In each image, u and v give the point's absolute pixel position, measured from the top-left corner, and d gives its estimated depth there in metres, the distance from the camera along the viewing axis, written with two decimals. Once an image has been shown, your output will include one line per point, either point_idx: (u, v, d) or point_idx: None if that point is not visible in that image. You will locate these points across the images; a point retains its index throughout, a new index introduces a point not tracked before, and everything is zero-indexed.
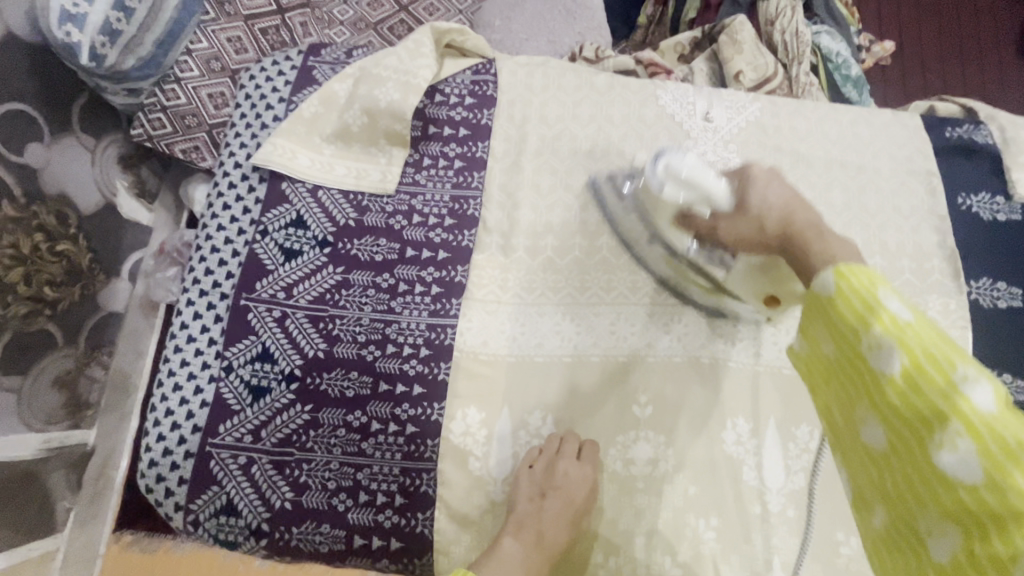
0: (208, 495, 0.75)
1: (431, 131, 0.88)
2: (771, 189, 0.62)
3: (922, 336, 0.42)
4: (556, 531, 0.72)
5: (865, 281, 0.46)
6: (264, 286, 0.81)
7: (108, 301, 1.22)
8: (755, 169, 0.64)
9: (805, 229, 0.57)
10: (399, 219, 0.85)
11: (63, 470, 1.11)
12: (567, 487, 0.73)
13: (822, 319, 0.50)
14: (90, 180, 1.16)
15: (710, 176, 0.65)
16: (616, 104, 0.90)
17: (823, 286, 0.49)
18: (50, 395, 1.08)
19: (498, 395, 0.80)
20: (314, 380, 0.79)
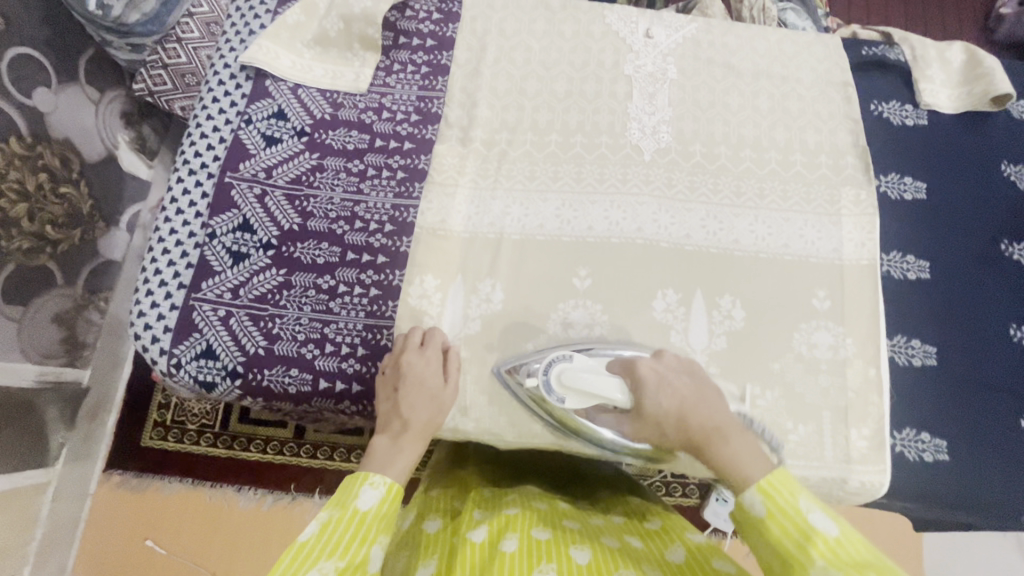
0: (190, 340, 0.83)
1: (401, 41, 0.99)
2: (662, 392, 0.70)
3: (853, 561, 0.49)
4: (422, 414, 0.74)
5: (790, 499, 0.54)
6: (247, 167, 0.91)
7: (107, 249, 1.38)
8: (640, 363, 0.73)
9: (704, 433, 0.65)
10: (370, 115, 0.95)
11: (59, 406, 1.28)
12: (414, 376, 0.77)
13: (761, 542, 0.55)
14: (95, 130, 1.29)
15: (598, 382, 0.72)
16: (568, 22, 1.00)
17: (753, 506, 0.56)
18: (48, 330, 1.23)
19: (453, 266, 0.89)
20: (289, 249, 0.88)
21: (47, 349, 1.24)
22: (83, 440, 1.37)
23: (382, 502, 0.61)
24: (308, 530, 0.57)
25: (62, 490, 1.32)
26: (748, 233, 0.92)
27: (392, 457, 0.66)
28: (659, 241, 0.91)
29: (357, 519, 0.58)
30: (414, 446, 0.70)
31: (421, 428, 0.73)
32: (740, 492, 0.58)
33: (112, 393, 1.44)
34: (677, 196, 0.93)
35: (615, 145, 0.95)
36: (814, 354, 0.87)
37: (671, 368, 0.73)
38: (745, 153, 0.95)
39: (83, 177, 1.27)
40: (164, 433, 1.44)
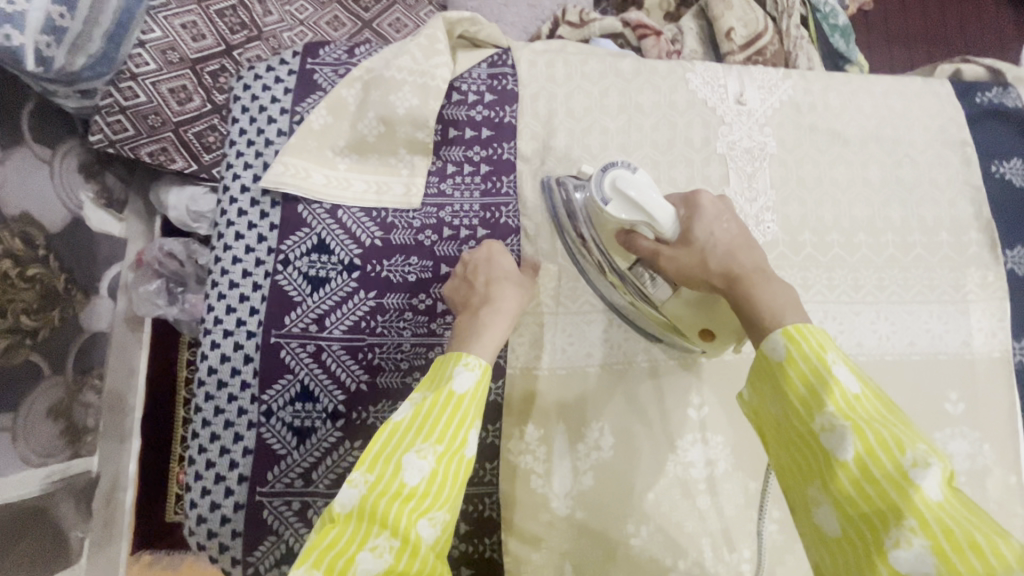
0: (266, 545, 0.72)
1: (452, 134, 0.82)
2: (712, 228, 0.59)
3: (869, 416, 0.45)
4: (511, 298, 0.68)
5: (817, 347, 0.47)
6: (294, 320, 0.76)
7: (90, 321, 1.08)
8: (702, 199, 0.61)
9: (744, 273, 0.56)
10: (429, 234, 0.80)
11: (72, 500, 1.02)
12: (489, 263, 0.71)
13: (770, 385, 0.50)
14: (52, 194, 0.99)
15: (657, 197, 0.60)
16: (646, 91, 0.85)
17: (774, 350, 0.49)
18: (46, 427, 0.96)
19: (553, 410, 0.77)
20: (360, 416, 0.75)
21: (47, 448, 0.97)
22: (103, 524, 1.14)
23: (477, 386, 0.58)
24: (404, 410, 0.56)
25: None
26: (870, 333, 0.82)
27: (478, 335, 0.63)
28: None
29: (453, 405, 0.56)
30: (500, 317, 0.66)
31: (509, 305, 0.67)
32: (764, 337, 0.51)
33: (125, 470, 1.20)
34: None
35: None
36: (951, 466, 0.80)
37: (730, 216, 0.61)
38: (860, 239, 0.84)
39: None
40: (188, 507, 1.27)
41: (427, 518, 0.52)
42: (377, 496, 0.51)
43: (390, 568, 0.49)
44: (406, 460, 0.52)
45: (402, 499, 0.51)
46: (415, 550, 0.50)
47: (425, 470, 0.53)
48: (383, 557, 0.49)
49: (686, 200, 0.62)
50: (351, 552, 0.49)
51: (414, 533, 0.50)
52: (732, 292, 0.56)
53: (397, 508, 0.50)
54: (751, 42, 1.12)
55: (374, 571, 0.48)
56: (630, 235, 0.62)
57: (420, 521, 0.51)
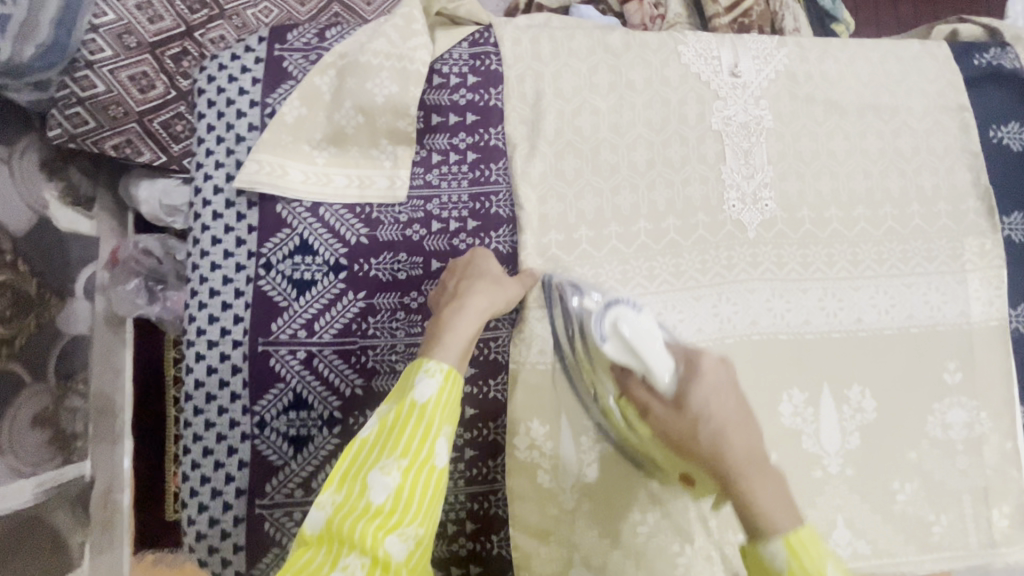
0: (270, 557, 0.71)
1: (435, 121, 0.78)
2: (713, 394, 0.58)
3: None
4: (483, 295, 0.65)
5: (817, 563, 0.51)
6: (281, 327, 0.73)
7: (68, 325, 1.00)
8: (704, 362, 0.58)
9: (739, 465, 0.56)
10: (417, 228, 0.76)
11: (66, 508, 0.96)
12: (467, 266, 0.69)
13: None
14: (13, 193, 0.91)
15: (655, 347, 0.59)
16: (636, 66, 0.81)
17: (774, 559, 0.53)
18: (31, 437, 0.91)
19: (556, 404, 0.76)
20: (358, 420, 0.73)
21: (36, 457, 0.92)
22: (103, 526, 1.08)
23: (443, 390, 0.53)
24: (370, 425, 0.53)
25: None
26: (870, 308, 0.81)
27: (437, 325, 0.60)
28: (777, 333, 0.80)
29: (417, 414, 0.52)
30: (462, 304, 0.63)
31: (478, 301, 0.64)
32: (761, 540, 0.54)
33: (120, 471, 1.13)
34: (790, 276, 0.81)
35: (714, 223, 0.80)
36: (949, 435, 0.81)
37: (734, 382, 0.59)
38: (858, 213, 0.82)
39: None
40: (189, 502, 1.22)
41: (397, 535, 0.48)
42: (342, 516, 0.48)
43: None
44: (371, 477, 0.49)
45: (367, 518, 0.48)
46: (385, 569, 0.47)
47: (391, 486, 0.49)
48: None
49: (690, 353, 0.60)
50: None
51: (383, 551, 0.47)
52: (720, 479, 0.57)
53: (362, 527, 0.47)
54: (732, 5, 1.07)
55: None
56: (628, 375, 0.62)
57: (389, 539, 0.48)
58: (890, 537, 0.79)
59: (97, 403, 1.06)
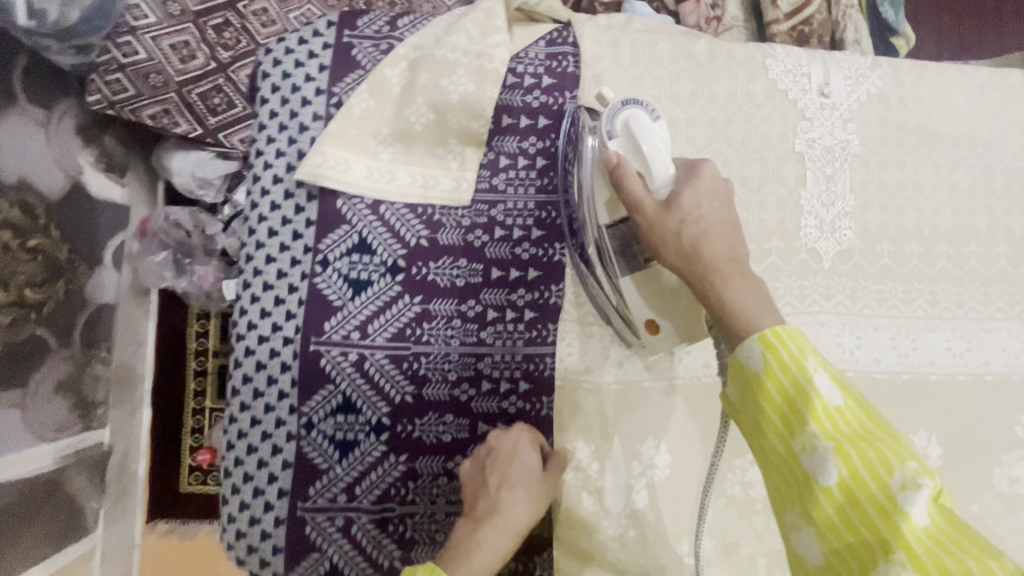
0: (309, 562, 0.68)
1: (505, 123, 0.74)
2: (713, 196, 0.55)
3: (853, 433, 0.42)
4: (521, 512, 0.58)
5: (797, 353, 0.44)
6: (334, 327, 0.70)
7: (95, 293, 1.13)
8: (704, 169, 0.56)
9: (716, 261, 0.52)
10: (479, 234, 0.73)
11: (82, 475, 1.09)
12: (509, 461, 0.61)
13: (744, 391, 0.47)
14: (50, 161, 1.02)
15: (660, 149, 0.56)
16: (720, 79, 0.76)
17: (750, 360, 0.46)
18: (56, 405, 1.03)
19: (608, 427, 0.73)
20: (406, 429, 0.71)
21: (58, 425, 1.03)
22: (116, 494, 1.21)
23: None
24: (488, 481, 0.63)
25: (109, 553, 1.19)
26: (944, 351, 0.77)
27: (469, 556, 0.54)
28: (844, 370, 0.76)
29: None
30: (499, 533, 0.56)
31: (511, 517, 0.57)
32: (739, 337, 0.48)
33: (138, 440, 1.28)
34: (863, 312, 0.77)
35: (788, 250, 0.76)
36: (1015, 490, 0.77)
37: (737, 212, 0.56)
38: (940, 249, 0.78)
39: (51, 222, 1.02)
40: (205, 477, 1.32)
41: None
42: None
43: None
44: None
45: None
46: None
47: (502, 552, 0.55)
48: None
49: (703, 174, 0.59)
50: None
51: None
52: (703, 287, 0.51)
53: None
54: (796, 10, 1.01)
55: None
56: (622, 166, 0.57)
57: None
58: None
59: (118, 374, 1.20)
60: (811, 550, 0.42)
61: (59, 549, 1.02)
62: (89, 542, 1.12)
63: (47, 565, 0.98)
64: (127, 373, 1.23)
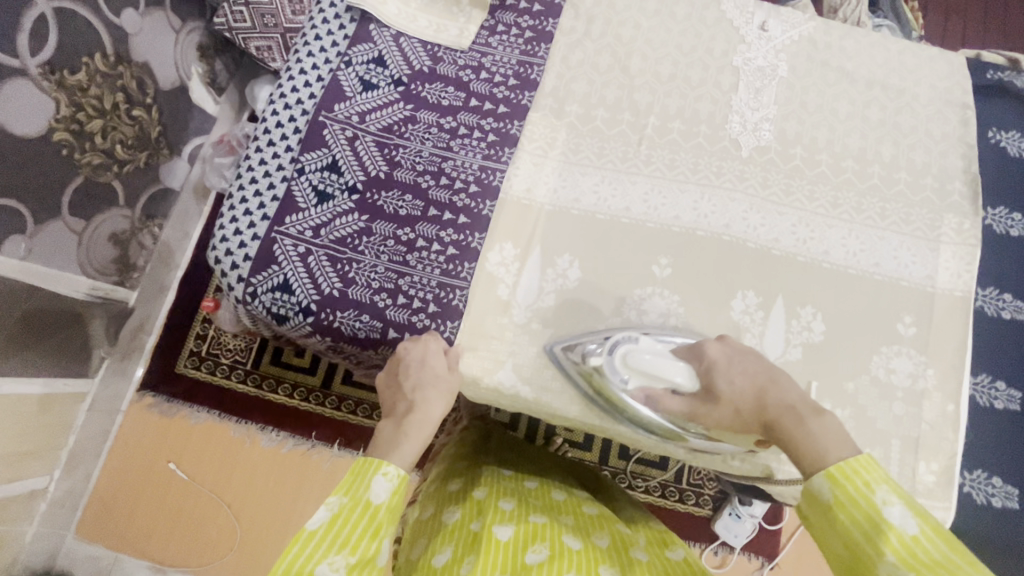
0: (268, 272, 0.84)
1: (508, 3, 0.97)
2: (733, 373, 0.71)
3: (933, 561, 0.45)
4: (431, 402, 0.74)
5: (862, 487, 0.51)
6: (341, 109, 0.91)
7: (166, 177, 1.38)
8: (707, 350, 0.75)
9: (777, 417, 0.66)
10: (469, 73, 0.94)
11: (103, 318, 1.29)
12: (412, 363, 0.77)
13: (822, 525, 0.52)
14: (171, 60, 1.31)
15: (668, 360, 0.74)
16: (681, 3, 0.97)
17: (822, 491, 0.53)
18: (105, 248, 1.24)
19: (532, 235, 0.88)
20: (373, 196, 0.89)
21: (101, 266, 1.24)
22: (123, 353, 1.39)
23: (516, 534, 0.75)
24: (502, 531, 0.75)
25: (97, 403, 1.34)
26: (839, 246, 0.88)
27: (395, 444, 0.66)
28: (745, 241, 0.88)
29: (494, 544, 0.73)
30: (417, 418, 0.71)
31: (429, 410, 0.72)
32: (809, 475, 0.56)
33: (154, 317, 1.45)
34: (771, 198, 0.90)
35: (713, 136, 0.92)
36: (891, 379, 0.84)
37: (763, 364, 0.72)
38: (847, 164, 0.92)
39: (155, 103, 1.27)
40: (199, 364, 1.44)
41: (383, 477, 0.59)
42: (345, 517, 0.55)
43: (335, 515, 0.56)
44: (373, 480, 0.59)
45: (366, 516, 0.57)
46: (365, 506, 0.57)
47: (390, 486, 0.59)
48: (332, 509, 0.56)
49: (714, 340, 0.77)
50: (364, 488, 0.58)
51: (367, 493, 0.58)
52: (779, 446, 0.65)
53: (364, 523, 0.56)
54: None
55: (322, 518, 0.55)
56: (653, 393, 0.76)
57: (375, 484, 0.59)
58: None
59: (160, 250, 1.41)
60: None
61: (53, 373, 1.19)
62: (88, 385, 1.31)
63: (44, 383, 1.17)
64: (167, 252, 1.44)
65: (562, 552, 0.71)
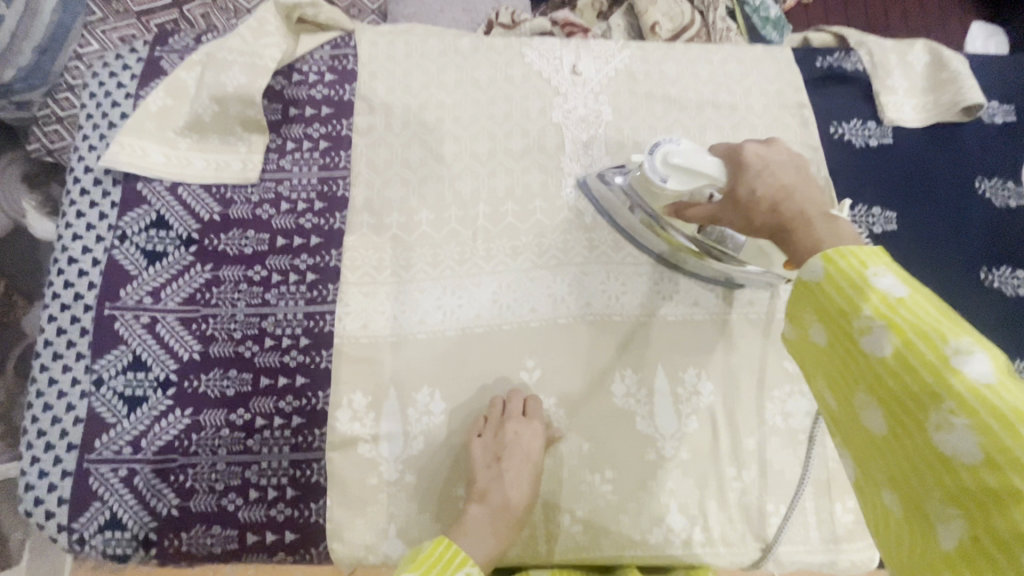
0: (91, 511, 0.73)
1: (292, 113, 0.85)
2: (768, 171, 0.58)
3: (913, 314, 0.41)
4: (517, 490, 0.73)
5: (854, 261, 0.44)
6: (129, 293, 0.79)
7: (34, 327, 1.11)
8: (748, 150, 0.61)
9: (795, 217, 0.54)
10: (267, 209, 0.82)
11: None
12: (519, 448, 0.73)
13: (799, 299, 0.48)
14: None
15: (706, 157, 0.64)
16: (481, 67, 0.87)
17: (808, 272, 0.47)
18: None
19: (381, 376, 0.78)
20: (191, 384, 0.77)
21: None
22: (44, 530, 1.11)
23: None
24: None
25: None
26: (706, 293, 0.83)
27: (482, 538, 0.70)
28: (610, 315, 0.81)
29: None
30: (508, 513, 0.72)
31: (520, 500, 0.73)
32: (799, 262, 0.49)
33: None
34: (626, 260, 0.83)
35: (551, 208, 0.84)
36: (790, 425, 0.79)
37: (800, 166, 0.58)
38: None
39: None
40: None
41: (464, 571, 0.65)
42: None
43: None
44: None
45: None
46: None
47: None
48: None
49: (762, 140, 0.62)
50: (449, 572, 0.64)
51: None
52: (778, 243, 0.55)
53: None
54: (677, 35, 1.10)
55: None
56: (679, 205, 0.68)
57: (457, 574, 0.65)
58: (725, 528, 0.77)
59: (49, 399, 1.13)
60: (875, 423, 0.43)
61: None
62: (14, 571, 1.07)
63: None
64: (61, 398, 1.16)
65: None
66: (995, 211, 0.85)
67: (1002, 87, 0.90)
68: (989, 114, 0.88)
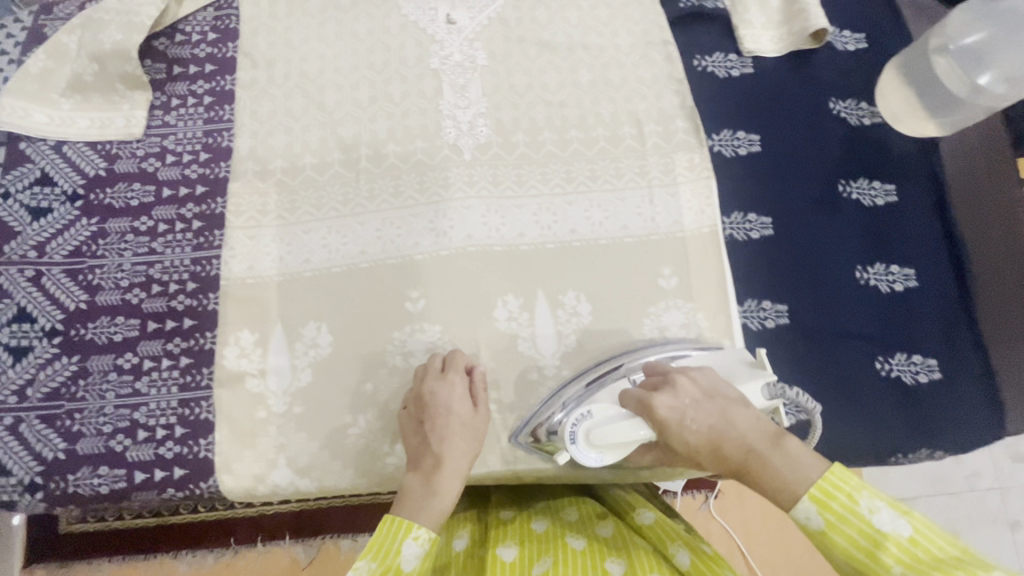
0: None
1: (176, 72, 0.88)
2: (687, 428, 0.60)
3: (931, 556, 0.49)
4: (457, 448, 0.70)
5: (851, 503, 0.52)
6: (13, 248, 0.80)
7: None
8: (659, 402, 0.62)
9: (741, 458, 0.58)
10: (153, 162, 0.85)
11: None
12: (438, 404, 0.72)
13: (818, 545, 0.54)
14: None
15: (624, 427, 0.64)
16: (361, 20, 0.91)
17: (809, 519, 0.53)
18: None
19: (268, 314, 0.81)
20: (78, 332, 0.79)
21: None
22: None
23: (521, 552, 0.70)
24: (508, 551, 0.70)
25: None
26: (583, 220, 0.86)
27: (428, 501, 0.65)
28: (492, 245, 0.84)
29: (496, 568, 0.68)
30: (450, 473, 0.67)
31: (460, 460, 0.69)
32: (787, 505, 0.54)
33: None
34: (505, 194, 0.86)
35: (431, 148, 0.87)
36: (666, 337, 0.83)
37: (709, 391, 0.62)
38: (571, 135, 0.89)
39: None
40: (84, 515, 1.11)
41: (412, 540, 0.61)
42: None
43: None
44: (403, 546, 0.60)
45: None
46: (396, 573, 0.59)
47: (419, 549, 0.61)
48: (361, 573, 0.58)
49: (663, 384, 0.65)
50: (395, 546, 0.60)
51: (400, 556, 0.59)
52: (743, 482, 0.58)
53: None
54: None
55: None
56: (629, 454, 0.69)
57: (405, 545, 0.60)
58: None
59: None
60: None
61: None
62: None
63: None
64: None
65: (566, 562, 0.68)
66: (848, 130, 0.91)
67: (852, 17, 0.96)
68: (841, 42, 0.94)
